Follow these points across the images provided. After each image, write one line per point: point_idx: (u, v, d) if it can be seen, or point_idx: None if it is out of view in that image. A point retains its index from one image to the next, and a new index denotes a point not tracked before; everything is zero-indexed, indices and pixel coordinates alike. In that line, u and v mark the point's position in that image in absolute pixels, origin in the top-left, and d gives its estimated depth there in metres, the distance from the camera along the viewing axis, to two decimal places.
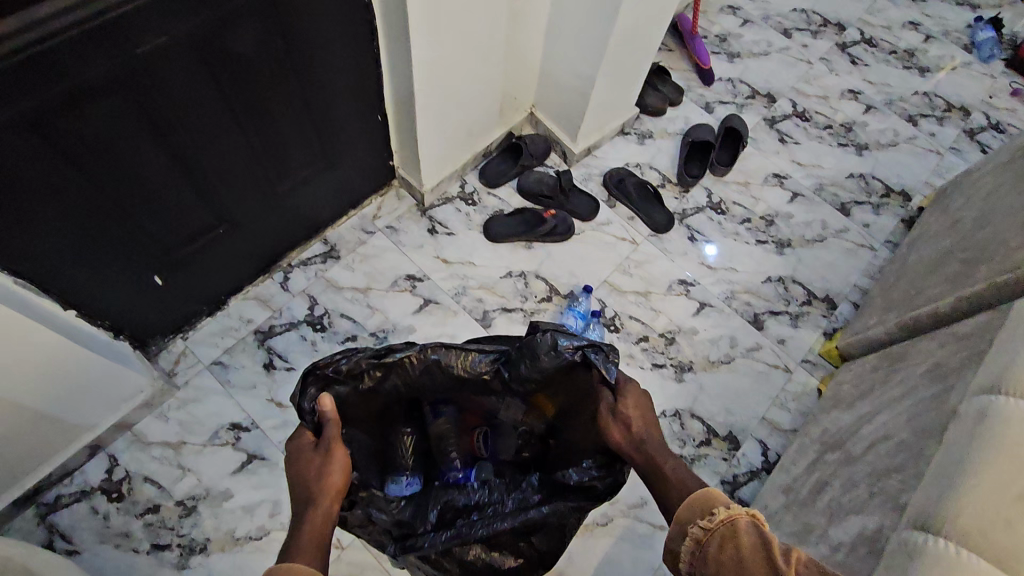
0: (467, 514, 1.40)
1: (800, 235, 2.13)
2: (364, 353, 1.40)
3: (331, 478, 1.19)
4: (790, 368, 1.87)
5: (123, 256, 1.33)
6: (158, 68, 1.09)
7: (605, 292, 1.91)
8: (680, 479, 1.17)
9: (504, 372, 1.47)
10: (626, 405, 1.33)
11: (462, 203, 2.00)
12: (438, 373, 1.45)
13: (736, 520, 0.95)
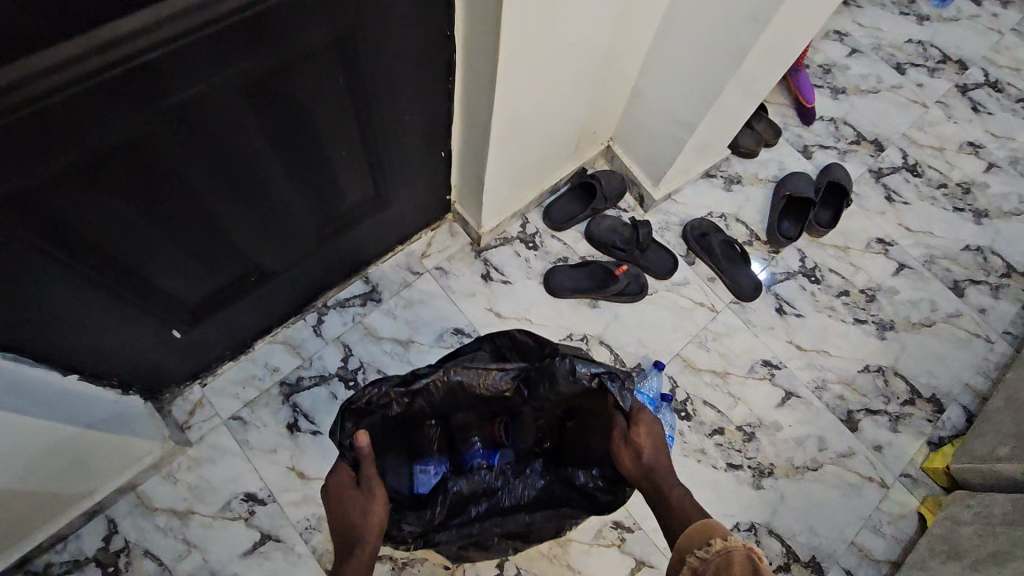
0: (481, 503, 1.33)
1: (904, 317, 1.85)
2: (390, 382, 1.23)
3: (376, 516, 1.10)
4: (886, 483, 1.66)
5: (142, 315, 1.13)
6: (194, 116, 0.86)
7: (678, 368, 1.67)
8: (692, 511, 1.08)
9: (523, 390, 1.32)
10: (639, 428, 1.19)
11: (521, 246, 1.76)
12: (463, 393, 1.30)
13: (729, 550, 0.93)
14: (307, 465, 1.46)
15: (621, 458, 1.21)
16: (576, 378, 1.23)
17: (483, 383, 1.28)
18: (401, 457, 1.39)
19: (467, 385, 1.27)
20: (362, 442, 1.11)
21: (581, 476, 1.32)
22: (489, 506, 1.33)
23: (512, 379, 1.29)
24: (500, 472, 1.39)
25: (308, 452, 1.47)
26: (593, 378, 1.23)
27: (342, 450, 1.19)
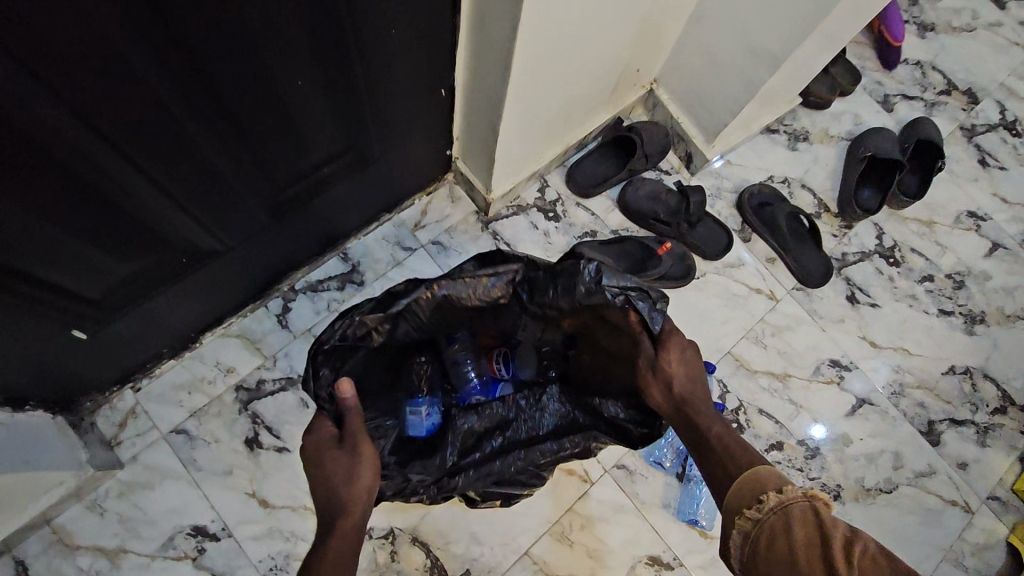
0: (494, 442, 1.05)
1: (998, 308, 1.53)
2: (370, 310, 0.96)
3: (364, 484, 0.85)
4: (972, 508, 1.34)
5: (30, 309, 0.85)
6: (15, 9, 0.54)
7: (729, 369, 1.37)
8: (734, 446, 0.79)
9: (522, 296, 1.02)
10: (669, 350, 0.91)
11: (539, 218, 1.43)
12: (452, 308, 1.01)
13: (788, 507, 0.67)
14: (271, 491, 1.17)
15: (648, 389, 0.91)
16: (598, 292, 0.94)
17: (481, 292, 1.00)
18: (389, 395, 1.09)
19: (455, 299, 1.00)
20: (347, 394, 0.89)
21: (612, 408, 1.00)
22: (505, 440, 1.05)
23: (511, 281, 0.99)
24: (513, 401, 1.09)
25: (272, 474, 1.17)
26: (621, 294, 0.93)
27: (322, 404, 0.92)
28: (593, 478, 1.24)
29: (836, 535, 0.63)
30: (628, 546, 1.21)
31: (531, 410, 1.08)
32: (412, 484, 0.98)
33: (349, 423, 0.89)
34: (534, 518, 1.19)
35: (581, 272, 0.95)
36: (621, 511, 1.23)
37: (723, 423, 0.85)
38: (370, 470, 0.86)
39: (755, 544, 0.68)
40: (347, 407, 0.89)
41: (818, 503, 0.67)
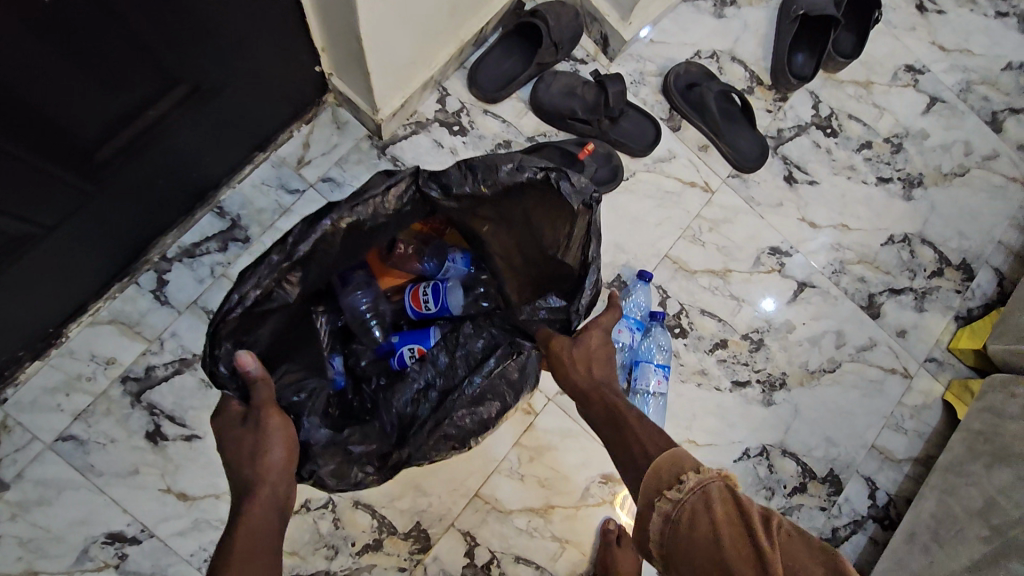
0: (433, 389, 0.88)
1: (935, 167, 1.47)
2: (263, 269, 0.77)
3: (273, 462, 0.69)
4: (910, 372, 1.35)
5: None
6: None
7: (668, 274, 1.27)
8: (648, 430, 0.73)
9: (432, 195, 0.82)
10: (592, 333, 0.84)
11: (443, 134, 1.25)
12: (368, 235, 0.83)
13: (708, 487, 0.62)
14: (188, 482, 1.06)
15: (564, 371, 0.83)
16: (519, 173, 0.79)
17: (385, 216, 0.82)
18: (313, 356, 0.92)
19: (370, 223, 0.81)
20: (252, 367, 0.74)
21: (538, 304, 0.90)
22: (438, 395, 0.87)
23: (416, 184, 0.81)
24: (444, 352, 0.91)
25: (185, 465, 1.07)
26: (541, 171, 0.79)
27: (225, 388, 0.75)
28: (538, 409, 1.15)
29: (756, 517, 0.60)
30: (580, 469, 1.14)
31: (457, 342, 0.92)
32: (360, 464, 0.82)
33: (257, 395, 0.73)
34: (478, 461, 1.11)
35: (500, 158, 0.80)
36: (571, 436, 1.15)
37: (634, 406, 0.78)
38: (286, 435, 0.71)
39: (676, 530, 0.62)
40: (254, 381, 0.73)
41: (733, 482, 0.63)
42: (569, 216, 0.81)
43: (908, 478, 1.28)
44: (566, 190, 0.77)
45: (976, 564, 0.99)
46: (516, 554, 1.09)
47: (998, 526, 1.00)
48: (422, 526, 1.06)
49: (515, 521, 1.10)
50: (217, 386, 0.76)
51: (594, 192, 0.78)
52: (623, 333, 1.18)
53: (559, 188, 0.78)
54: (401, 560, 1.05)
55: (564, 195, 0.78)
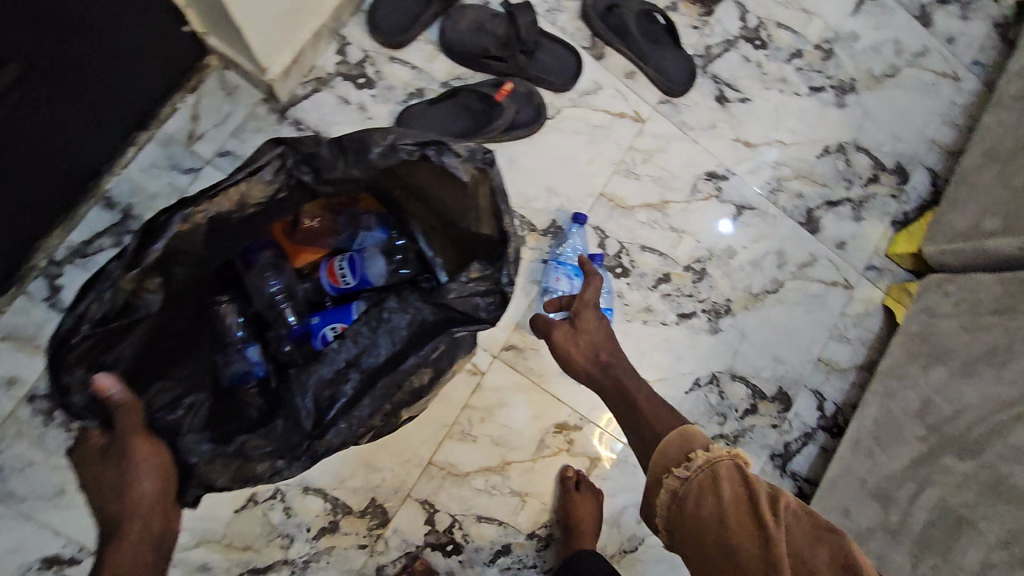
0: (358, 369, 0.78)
1: (866, 70, 1.43)
2: (103, 281, 0.64)
3: (145, 494, 0.64)
4: (851, 283, 1.35)
5: None
6: None
7: (605, 214, 1.22)
8: (661, 407, 0.78)
9: (306, 180, 0.71)
10: (587, 313, 0.88)
11: (348, 88, 1.11)
12: (234, 229, 0.72)
13: (717, 465, 0.66)
14: None
15: (571, 357, 0.88)
16: (393, 154, 0.69)
17: (254, 207, 0.70)
18: (192, 372, 0.80)
19: (231, 218, 0.70)
20: (114, 392, 0.63)
21: (464, 275, 0.77)
22: (366, 375, 0.78)
23: (284, 171, 0.69)
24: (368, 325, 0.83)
25: None
26: (417, 149, 0.69)
27: (80, 415, 0.67)
28: (483, 368, 1.12)
29: (761, 493, 0.65)
30: (532, 421, 1.13)
31: (379, 317, 0.83)
32: (287, 465, 0.70)
33: (121, 423, 0.64)
34: (427, 429, 1.08)
35: (369, 136, 0.68)
36: (521, 390, 1.13)
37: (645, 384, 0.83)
38: (160, 460, 0.65)
39: (683, 503, 0.67)
40: (118, 408, 0.64)
41: (741, 460, 0.67)
42: (463, 188, 0.73)
43: (853, 386, 1.31)
44: (452, 164, 0.70)
45: (915, 462, 1.02)
46: (477, 514, 1.09)
47: (934, 424, 1.03)
48: (377, 501, 1.04)
49: (473, 483, 1.09)
50: (71, 413, 0.67)
51: (485, 153, 0.71)
52: (562, 282, 1.13)
53: (443, 162, 0.70)
54: (360, 537, 1.03)
55: (450, 170, 0.70)
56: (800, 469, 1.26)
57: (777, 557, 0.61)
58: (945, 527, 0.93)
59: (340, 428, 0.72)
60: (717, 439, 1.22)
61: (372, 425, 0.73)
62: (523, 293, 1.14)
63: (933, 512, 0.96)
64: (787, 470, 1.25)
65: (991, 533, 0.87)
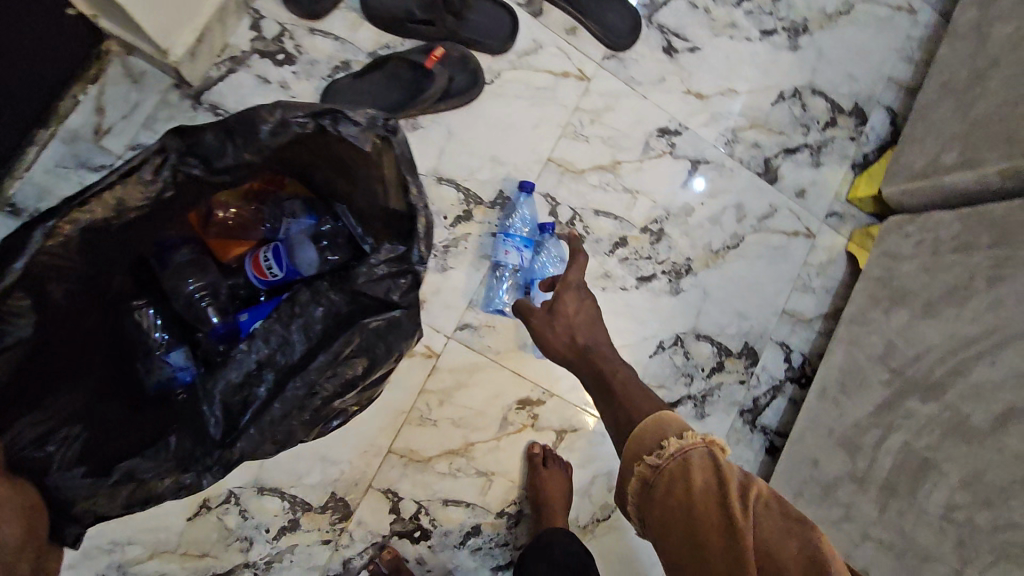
0: (273, 370, 0.73)
1: (819, 9, 1.37)
2: None
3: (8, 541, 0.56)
4: (813, 231, 1.32)
5: None
6: None
7: (554, 181, 1.16)
8: (640, 392, 0.82)
9: (196, 172, 0.69)
10: (567, 299, 0.94)
11: (267, 67, 1.01)
12: (119, 231, 0.70)
13: (689, 453, 0.66)
14: None
15: (552, 343, 0.94)
16: (285, 128, 0.67)
17: (135, 210, 0.68)
18: (73, 404, 0.73)
19: (110, 221, 0.67)
20: None
21: (373, 257, 0.74)
22: (280, 375, 0.73)
23: (163, 168, 0.67)
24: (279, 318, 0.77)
25: None
26: (310, 120, 0.67)
27: None
28: (439, 350, 1.08)
29: (732, 484, 0.64)
30: (493, 398, 1.10)
31: (292, 313, 0.78)
32: (191, 478, 0.67)
33: None
34: (384, 417, 1.05)
35: (255, 115, 0.66)
36: (480, 369, 1.10)
37: (625, 366, 0.88)
38: (28, 496, 0.62)
39: (653, 490, 0.67)
40: None
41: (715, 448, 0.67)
42: (369, 159, 0.71)
43: (819, 336, 1.30)
44: (350, 132, 0.68)
45: (880, 408, 1.01)
46: (444, 498, 1.07)
47: (898, 368, 1.01)
48: (338, 495, 1.02)
49: (437, 467, 1.07)
50: None
51: (386, 121, 0.69)
52: (512, 254, 1.06)
53: (341, 133, 0.68)
54: (323, 532, 1.01)
55: (350, 140, 0.68)
56: (769, 422, 1.25)
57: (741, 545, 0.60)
58: (911, 473, 0.92)
59: (250, 436, 0.68)
60: (685, 399, 1.21)
61: (286, 429, 0.69)
62: (474, 269, 1.10)
63: (898, 456, 0.94)
64: (757, 425, 1.25)
65: (954, 474, 0.87)
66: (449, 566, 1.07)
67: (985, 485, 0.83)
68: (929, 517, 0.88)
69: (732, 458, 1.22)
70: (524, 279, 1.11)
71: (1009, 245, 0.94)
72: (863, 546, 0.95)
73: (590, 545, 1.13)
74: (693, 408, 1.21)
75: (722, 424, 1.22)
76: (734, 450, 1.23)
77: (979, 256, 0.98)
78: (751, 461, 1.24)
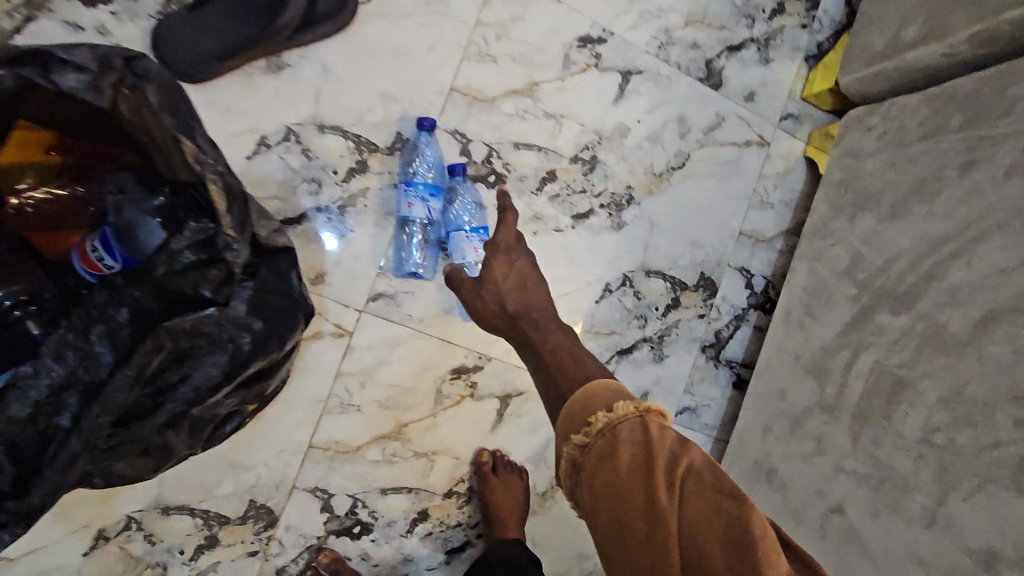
0: (77, 390, 0.61)
1: None
2: None
3: None
4: (767, 138, 1.16)
5: None
6: None
7: (462, 115, 0.99)
8: (575, 357, 0.68)
9: None
10: (497, 265, 0.82)
11: (76, 9, 0.81)
12: None
13: (617, 429, 0.54)
14: None
15: (482, 313, 0.81)
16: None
17: None
18: None
19: None
20: None
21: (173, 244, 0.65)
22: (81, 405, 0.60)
23: None
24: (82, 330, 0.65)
25: None
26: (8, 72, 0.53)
27: None
28: (351, 327, 0.94)
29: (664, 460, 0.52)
30: (421, 372, 0.98)
31: (91, 319, 0.66)
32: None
33: None
34: (298, 409, 0.92)
35: None
36: (402, 342, 0.97)
37: (563, 330, 0.74)
38: None
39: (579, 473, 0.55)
40: None
41: (650, 418, 0.55)
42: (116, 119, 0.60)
43: (782, 255, 1.17)
44: (70, 82, 0.55)
45: (848, 327, 0.89)
46: (381, 487, 0.96)
47: (864, 279, 0.89)
48: (258, 502, 0.91)
49: (368, 456, 0.95)
50: None
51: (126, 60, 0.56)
52: (417, 206, 0.91)
53: (60, 86, 0.56)
54: (247, 545, 0.91)
55: (72, 93, 0.56)
56: (734, 355, 1.15)
57: (666, 533, 0.49)
58: (884, 395, 0.80)
59: (45, 479, 0.56)
60: (640, 343, 1.09)
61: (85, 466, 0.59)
62: (380, 229, 0.95)
63: (869, 379, 0.82)
64: (722, 359, 1.14)
65: (931, 391, 0.74)
66: (399, 556, 0.98)
67: (966, 401, 0.70)
68: (905, 442, 0.75)
69: (696, 398, 1.13)
70: (438, 233, 0.96)
71: (981, 122, 0.81)
72: (835, 481, 0.82)
73: (544, 511, 1.05)
74: (650, 351, 1.10)
75: (683, 364, 1.12)
76: (698, 389, 1.13)
77: (950, 140, 0.85)
78: (717, 399, 1.14)
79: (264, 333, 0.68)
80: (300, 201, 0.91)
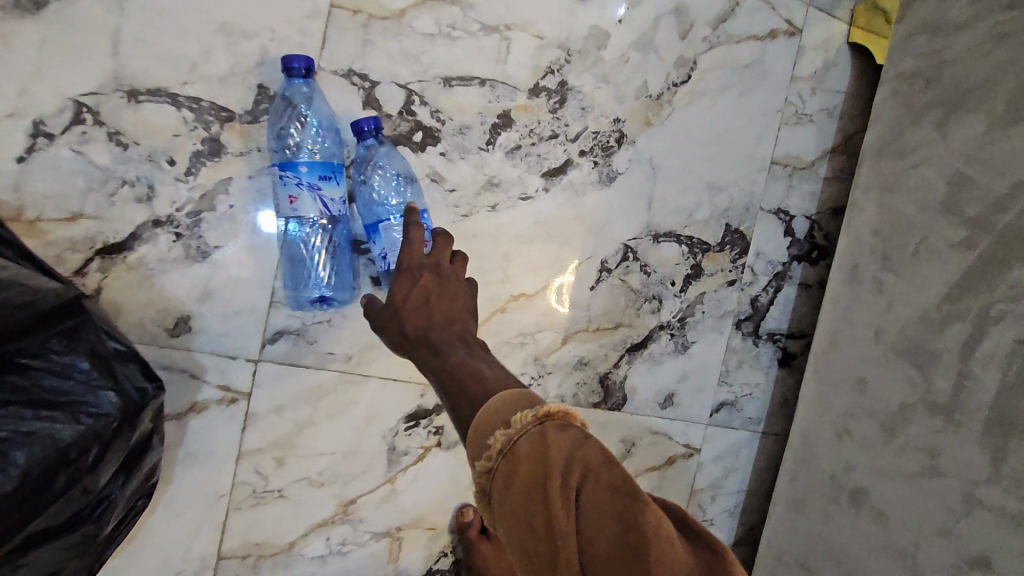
0: None
1: None
2: None
3: None
4: (801, 23, 0.82)
5: None
6: None
7: (358, 46, 0.65)
8: (482, 376, 0.45)
9: None
10: (403, 288, 0.53)
11: None
12: None
13: (512, 449, 0.37)
14: None
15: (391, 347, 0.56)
16: None
17: None
18: None
19: None
20: None
21: None
22: None
23: None
24: None
25: None
26: None
27: None
28: (247, 386, 0.65)
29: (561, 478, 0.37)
30: (361, 429, 0.69)
31: None
32: None
33: None
34: (192, 512, 0.64)
35: None
36: (327, 394, 0.68)
37: (472, 346, 0.50)
38: None
39: (482, 501, 0.39)
40: None
41: (551, 425, 0.38)
42: None
43: (829, 185, 0.87)
44: None
45: (956, 290, 0.62)
46: None
47: (978, 217, 0.61)
48: None
49: (307, 553, 0.69)
50: None
51: None
52: (304, 199, 0.58)
53: None
54: None
55: None
56: (778, 326, 0.87)
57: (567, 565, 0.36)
58: None
59: None
60: (656, 333, 0.81)
61: None
62: (262, 239, 0.63)
63: (1011, 365, 0.57)
64: (761, 334, 0.87)
65: None
66: None
67: None
68: None
69: (734, 388, 0.86)
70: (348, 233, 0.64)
71: None
72: (966, 517, 0.59)
73: None
74: (669, 342, 0.82)
75: (713, 350, 0.84)
76: (736, 378, 0.86)
77: None
78: (761, 385, 0.88)
79: (36, 475, 0.44)
80: (128, 214, 0.60)
